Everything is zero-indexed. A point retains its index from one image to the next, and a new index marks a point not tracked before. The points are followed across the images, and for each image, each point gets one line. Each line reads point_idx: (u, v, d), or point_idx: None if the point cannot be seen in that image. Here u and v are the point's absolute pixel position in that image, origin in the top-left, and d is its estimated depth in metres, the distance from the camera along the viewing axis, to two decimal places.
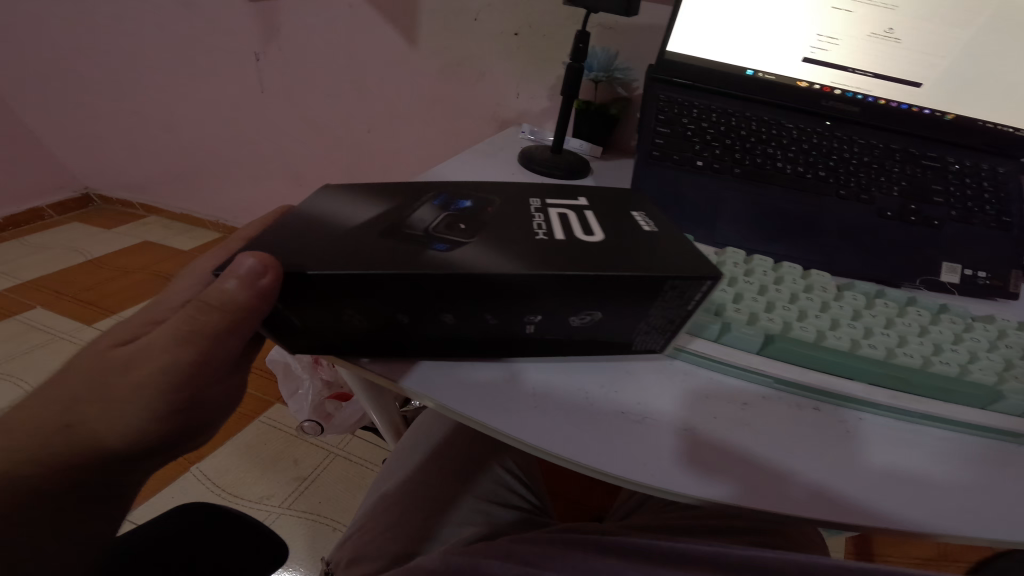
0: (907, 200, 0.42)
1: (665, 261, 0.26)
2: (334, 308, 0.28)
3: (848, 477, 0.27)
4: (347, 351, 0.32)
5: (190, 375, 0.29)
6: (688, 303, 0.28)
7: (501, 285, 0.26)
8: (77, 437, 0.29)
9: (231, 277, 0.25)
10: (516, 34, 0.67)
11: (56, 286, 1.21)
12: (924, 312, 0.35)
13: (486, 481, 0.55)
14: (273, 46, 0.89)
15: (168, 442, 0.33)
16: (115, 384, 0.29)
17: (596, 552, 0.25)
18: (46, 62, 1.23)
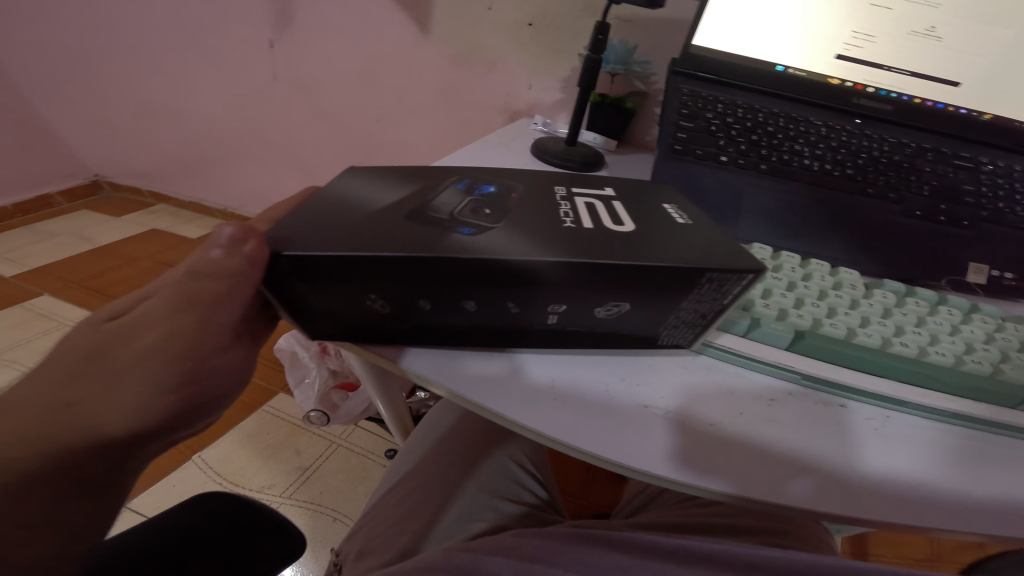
0: (936, 200, 0.42)
1: (703, 253, 0.26)
2: (359, 292, 0.28)
3: (875, 475, 0.27)
4: (369, 337, 0.32)
5: (191, 343, 0.30)
6: (725, 297, 0.27)
7: (533, 275, 0.26)
8: (75, 415, 0.29)
9: (215, 247, 0.27)
10: (530, 24, 0.66)
11: (62, 274, 1.21)
12: (955, 311, 0.34)
13: (493, 473, 0.55)
14: (285, 34, 0.88)
15: (173, 425, 0.32)
16: (118, 356, 0.30)
17: (611, 549, 0.25)
18: (55, 46, 1.22)
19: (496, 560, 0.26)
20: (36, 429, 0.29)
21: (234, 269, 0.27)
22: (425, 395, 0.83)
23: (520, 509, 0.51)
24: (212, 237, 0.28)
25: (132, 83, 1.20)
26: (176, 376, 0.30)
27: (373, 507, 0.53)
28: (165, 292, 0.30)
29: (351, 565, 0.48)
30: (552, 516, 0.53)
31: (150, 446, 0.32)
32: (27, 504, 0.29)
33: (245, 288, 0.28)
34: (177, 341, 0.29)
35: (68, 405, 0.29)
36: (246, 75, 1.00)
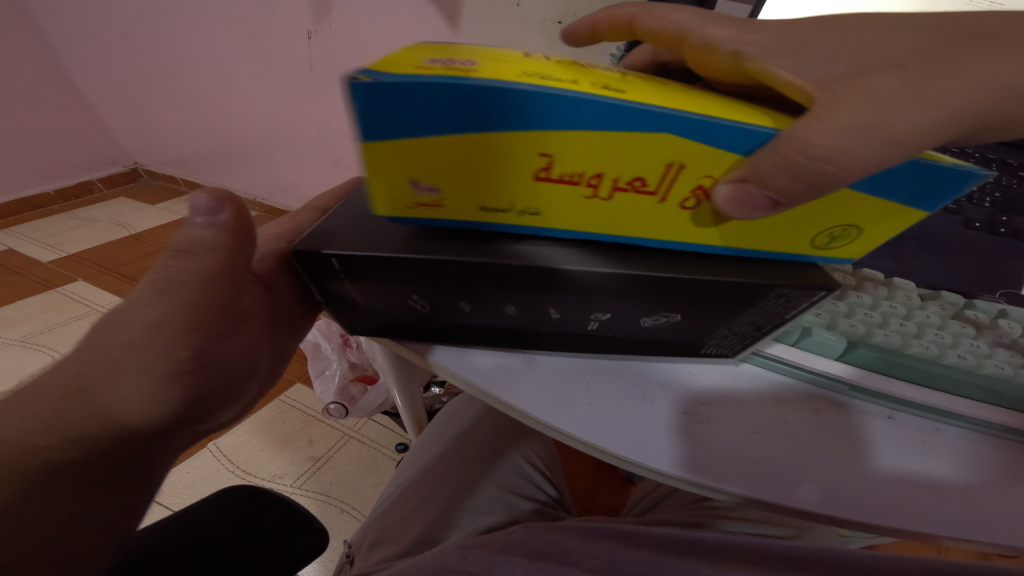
0: (997, 212, 0.40)
1: (767, 266, 0.26)
2: (403, 291, 0.28)
3: (904, 484, 0.27)
4: (406, 334, 0.33)
5: (186, 324, 0.28)
6: (790, 311, 0.28)
7: (585, 279, 0.26)
8: (99, 403, 0.29)
9: (195, 221, 0.28)
10: (560, 22, 0.66)
11: (96, 259, 1.26)
12: (1015, 325, 0.33)
13: (507, 471, 0.55)
14: (320, 27, 0.89)
15: (185, 414, 0.31)
16: (116, 348, 0.28)
17: (627, 546, 0.32)
18: (105, 38, 1.28)
19: (509, 558, 0.31)
20: (61, 419, 0.29)
21: (219, 242, 0.28)
22: (439, 391, 0.83)
23: (531, 506, 0.51)
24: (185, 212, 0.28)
25: (172, 75, 1.24)
26: (181, 360, 0.28)
27: (388, 500, 0.54)
28: (149, 274, 0.28)
29: (364, 554, 0.49)
30: (560, 513, 0.53)
31: (176, 436, 0.32)
32: (49, 499, 0.28)
33: (236, 265, 0.29)
34: (173, 326, 0.28)
35: (92, 391, 0.29)
36: (280, 69, 1.03)
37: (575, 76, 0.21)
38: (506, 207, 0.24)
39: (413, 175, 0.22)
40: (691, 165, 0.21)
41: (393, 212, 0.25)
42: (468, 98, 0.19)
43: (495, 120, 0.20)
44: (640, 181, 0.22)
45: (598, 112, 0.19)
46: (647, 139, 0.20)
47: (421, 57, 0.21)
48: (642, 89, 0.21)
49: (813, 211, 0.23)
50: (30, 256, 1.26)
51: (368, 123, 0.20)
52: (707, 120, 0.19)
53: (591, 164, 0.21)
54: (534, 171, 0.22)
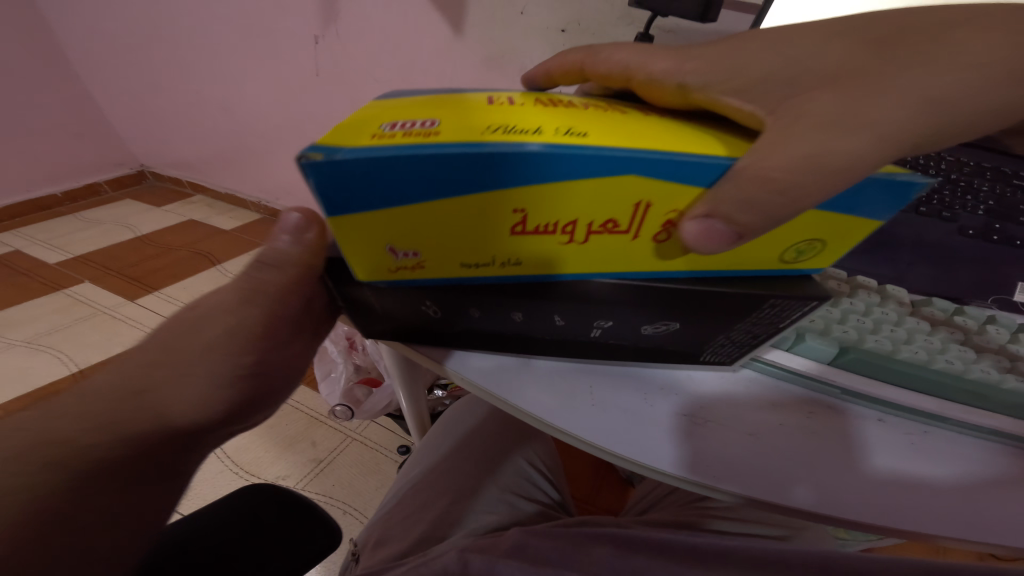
0: (991, 219, 0.41)
1: (759, 279, 0.27)
2: (417, 300, 0.29)
3: (895, 488, 0.28)
4: (418, 338, 0.34)
5: (259, 334, 0.33)
6: (782, 320, 0.29)
7: (581, 287, 0.27)
8: (154, 404, 0.33)
9: (283, 235, 0.30)
10: (564, 30, 0.67)
11: (102, 261, 1.28)
12: (1004, 330, 0.34)
13: (510, 474, 0.56)
14: (329, 31, 0.90)
15: (231, 415, 0.36)
16: (187, 350, 0.33)
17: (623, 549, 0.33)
18: (116, 41, 1.30)
19: (510, 562, 0.33)
20: (116, 419, 0.32)
21: (301, 259, 0.29)
22: (441, 393, 0.84)
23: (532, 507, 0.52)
24: (278, 224, 0.30)
25: (180, 78, 1.26)
26: (241, 365, 0.34)
27: (392, 501, 0.56)
28: (237, 283, 0.33)
29: (370, 551, 0.50)
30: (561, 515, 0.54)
31: (212, 434, 0.36)
32: (102, 486, 0.32)
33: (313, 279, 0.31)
34: (246, 333, 0.33)
35: (150, 393, 0.33)
36: (287, 73, 1.04)
37: (536, 124, 0.22)
38: (489, 259, 0.25)
39: (391, 243, 0.24)
40: (658, 202, 0.22)
41: (374, 274, 0.26)
42: (429, 167, 0.20)
43: (467, 187, 0.21)
44: (612, 223, 0.23)
45: (563, 166, 0.21)
46: (612, 181, 0.21)
47: (376, 124, 0.22)
48: (603, 129, 0.22)
49: (780, 233, 0.24)
50: (37, 258, 1.28)
51: (335, 203, 0.21)
52: (667, 158, 0.21)
53: (565, 213, 0.23)
54: (511, 225, 0.23)
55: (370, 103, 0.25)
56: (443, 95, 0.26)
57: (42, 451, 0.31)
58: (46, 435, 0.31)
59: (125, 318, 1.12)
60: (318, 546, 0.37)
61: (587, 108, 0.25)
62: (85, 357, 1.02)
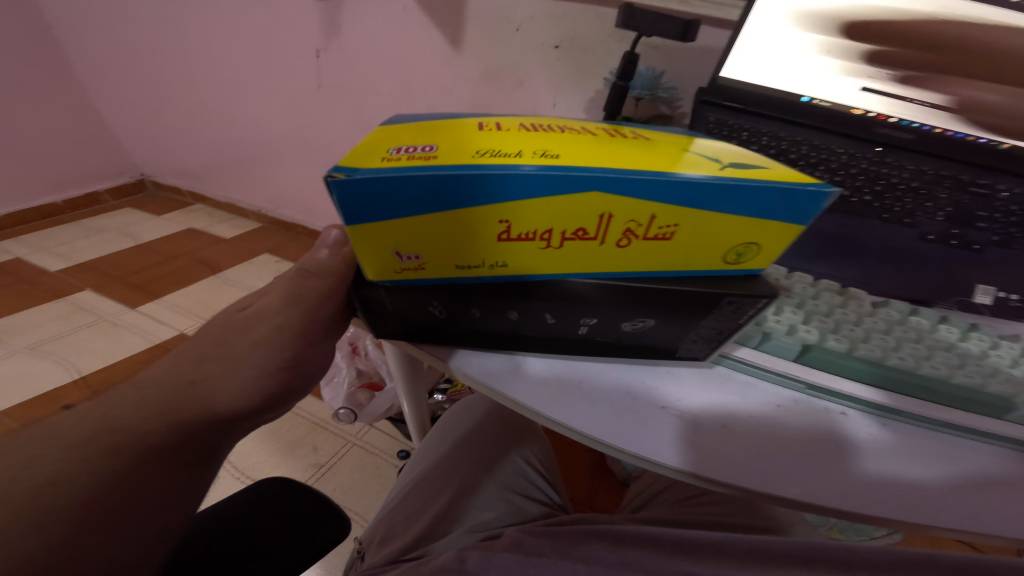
0: (950, 225, 0.44)
1: (712, 280, 0.29)
2: (423, 302, 0.31)
3: (864, 479, 0.30)
4: (421, 338, 0.36)
5: (298, 333, 0.36)
6: (740, 317, 0.31)
7: (561, 286, 0.29)
8: (205, 395, 0.36)
9: (324, 248, 0.35)
10: (557, 47, 0.71)
11: (106, 268, 1.31)
12: (954, 329, 0.36)
13: (509, 472, 0.58)
14: (332, 46, 0.94)
15: (268, 404, 0.38)
16: (237, 344, 0.37)
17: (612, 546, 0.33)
18: (123, 55, 1.34)
19: (504, 557, 0.34)
20: (171, 407, 0.36)
21: (337, 267, 0.34)
22: (441, 397, 0.87)
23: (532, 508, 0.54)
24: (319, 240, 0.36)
25: (185, 90, 1.30)
26: (283, 359, 0.37)
27: (395, 499, 0.57)
28: (283, 286, 0.37)
29: (376, 549, 0.52)
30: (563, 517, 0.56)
31: (242, 425, 0.39)
32: (148, 472, 0.34)
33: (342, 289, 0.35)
34: (289, 331, 0.36)
35: (202, 385, 0.37)
36: (290, 85, 1.07)
37: (518, 148, 0.26)
38: (479, 262, 0.28)
39: (396, 248, 0.27)
40: (619, 213, 0.25)
41: (379, 276, 0.29)
42: (425, 181, 0.23)
43: (458, 202, 0.24)
44: (584, 231, 0.26)
45: (535, 184, 0.24)
46: (578, 198, 0.24)
47: (384, 147, 0.25)
48: (573, 151, 0.26)
49: (709, 232, 0.26)
50: (39, 266, 1.31)
51: (348, 208, 0.24)
52: (625, 177, 0.24)
53: (543, 222, 0.25)
54: (497, 234, 0.26)
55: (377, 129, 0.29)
56: (439, 122, 0.30)
57: (104, 440, 0.34)
58: (108, 424, 0.35)
59: (128, 324, 1.14)
60: (321, 540, 0.38)
61: (561, 134, 0.28)
62: (88, 364, 1.04)
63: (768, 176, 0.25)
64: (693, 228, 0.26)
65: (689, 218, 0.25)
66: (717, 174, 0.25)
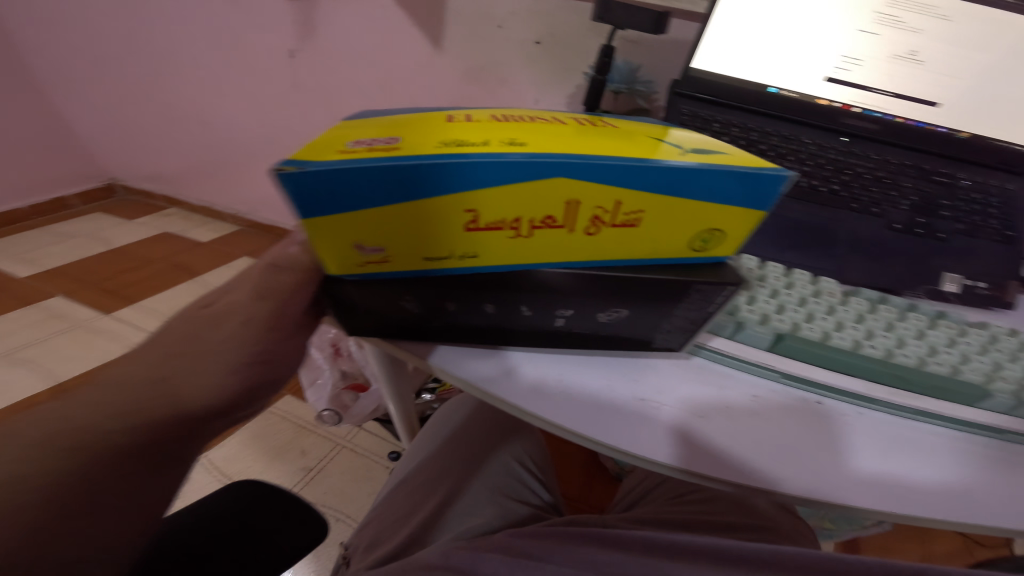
0: (915, 214, 0.45)
1: (676, 267, 0.29)
2: (394, 296, 0.30)
3: (852, 470, 0.30)
4: (397, 333, 0.35)
5: (263, 328, 0.33)
6: (711, 306, 0.30)
7: (532, 277, 0.28)
8: (171, 390, 0.32)
9: (295, 244, 0.33)
10: (539, 43, 0.70)
11: (78, 274, 1.26)
12: (923, 317, 0.37)
13: (500, 472, 0.57)
14: (307, 45, 0.91)
15: (241, 402, 0.34)
16: (207, 338, 0.33)
17: (598, 547, 0.31)
18: (83, 54, 1.28)
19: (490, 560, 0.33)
20: (131, 403, 0.31)
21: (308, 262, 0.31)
22: (430, 397, 0.86)
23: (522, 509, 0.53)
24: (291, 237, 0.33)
25: (152, 91, 1.25)
26: (249, 354, 0.33)
27: (382, 501, 0.56)
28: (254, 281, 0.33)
29: (361, 555, 0.51)
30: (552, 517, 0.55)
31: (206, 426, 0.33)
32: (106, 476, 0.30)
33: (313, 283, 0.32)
34: (261, 322, 0.32)
35: (169, 380, 0.32)
36: (265, 85, 1.04)
37: (484, 137, 0.25)
38: (448, 253, 0.27)
39: (357, 240, 0.26)
40: (586, 199, 0.24)
41: (342, 270, 0.28)
42: (383, 169, 0.22)
43: (421, 192, 0.23)
44: (552, 219, 0.25)
45: (499, 171, 0.23)
46: (543, 184, 0.24)
47: (343, 138, 0.25)
48: (541, 139, 0.25)
49: (678, 219, 0.26)
50: (5, 273, 1.25)
51: (301, 201, 0.23)
52: (591, 162, 0.23)
53: (511, 211, 0.25)
54: (463, 224, 0.25)
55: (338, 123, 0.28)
56: (402, 116, 0.29)
57: (46, 441, 0.29)
58: (51, 423, 0.29)
59: (102, 331, 1.10)
60: (298, 543, 0.38)
61: (529, 123, 0.28)
62: (57, 370, 0.99)
63: (727, 161, 0.25)
64: (661, 214, 0.26)
65: (656, 205, 0.25)
66: (681, 160, 0.24)
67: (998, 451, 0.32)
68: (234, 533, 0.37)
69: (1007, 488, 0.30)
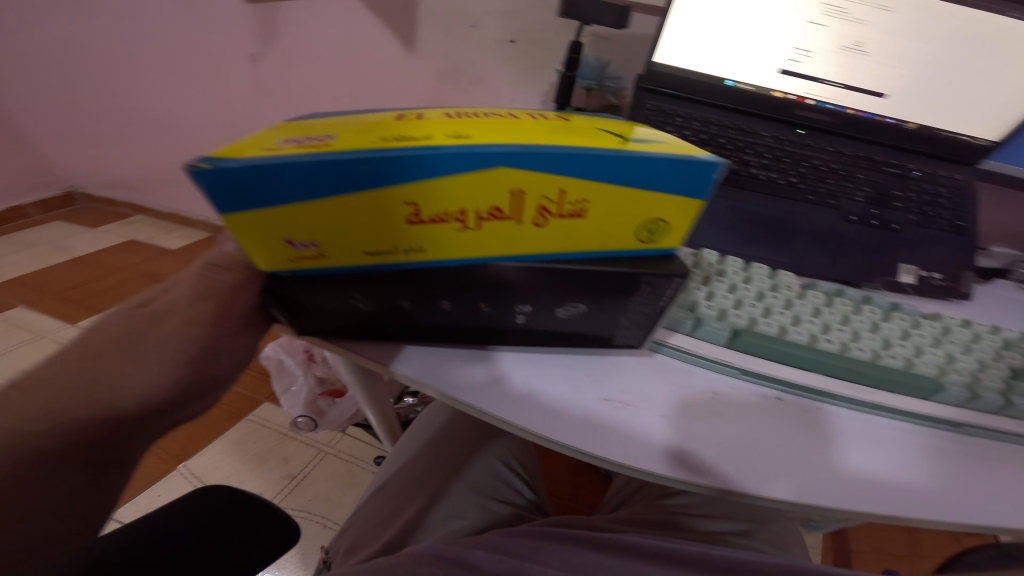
0: (870, 206, 0.46)
1: (625, 259, 0.28)
2: (344, 294, 0.29)
3: (845, 472, 0.30)
4: (353, 333, 0.34)
5: (210, 325, 0.30)
6: (661, 299, 0.30)
7: (481, 271, 0.27)
8: (105, 384, 0.29)
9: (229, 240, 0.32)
10: (513, 41, 0.69)
11: (39, 284, 1.20)
12: (877, 310, 0.37)
13: (483, 475, 0.54)
14: (271, 49, 0.88)
15: (185, 403, 0.31)
16: (148, 337, 0.31)
17: (590, 549, 0.33)
18: (28, 57, 1.20)
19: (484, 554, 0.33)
20: (53, 400, 0.28)
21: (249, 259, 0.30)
22: (412, 401, 0.83)
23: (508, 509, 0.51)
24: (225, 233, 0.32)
25: (106, 95, 1.18)
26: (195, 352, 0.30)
27: (363, 505, 0.54)
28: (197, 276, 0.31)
29: (341, 561, 0.49)
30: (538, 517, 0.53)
31: (145, 427, 0.30)
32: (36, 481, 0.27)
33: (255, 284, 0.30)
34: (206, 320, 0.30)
35: (102, 375, 0.29)
36: (227, 88, 1.00)
37: (428, 131, 0.24)
38: (391, 248, 0.26)
39: (288, 236, 0.25)
40: (529, 188, 0.24)
41: (274, 265, 0.27)
42: (311, 162, 0.22)
43: (358, 184, 0.23)
44: (498, 211, 0.25)
45: (440, 162, 0.22)
46: (483, 175, 0.23)
47: (268, 139, 0.24)
48: (485, 132, 0.24)
49: (625, 210, 0.26)
50: None
51: (223, 195, 0.22)
52: (531, 150, 0.23)
53: (454, 202, 0.24)
54: (406, 217, 0.24)
55: (285, 124, 0.28)
56: (352, 116, 0.29)
57: None
58: None
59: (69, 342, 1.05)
60: (270, 548, 0.35)
61: (476, 118, 0.27)
62: None
63: (661, 149, 0.25)
64: (606, 204, 0.25)
65: (600, 193, 0.25)
66: (622, 147, 0.24)
67: (954, 444, 0.33)
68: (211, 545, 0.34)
69: (963, 481, 0.30)
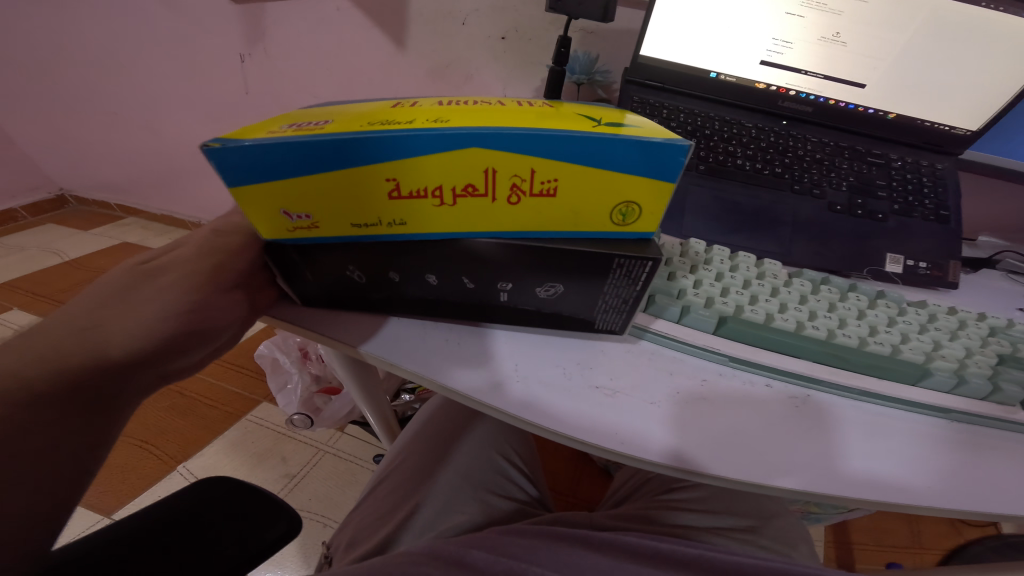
0: (853, 195, 0.47)
1: (604, 241, 0.28)
2: (339, 263, 0.30)
3: (846, 462, 0.30)
4: (344, 305, 0.35)
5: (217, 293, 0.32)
6: (637, 283, 0.30)
7: (460, 245, 0.28)
8: (95, 332, 0.29)
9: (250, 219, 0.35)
10: (503, 38, 0.69)
11: (31, 287, 1.19)
12: (864, 297, 0.38)
13: (484, 471, 0.54)
14: (260, 47, 0.87)
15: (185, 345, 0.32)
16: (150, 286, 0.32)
17: (581, 548, 0.33)
18: (11, 58, 1.18)
19: (480, 554, 0.32)
20: (48, 349, 0.28)
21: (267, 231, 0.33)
22: (409, 397, 0.83)
23: (510, 505, 0.51)
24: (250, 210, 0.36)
25: (94, 95, 1.17)
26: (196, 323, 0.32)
27: (364, 499, 0.54)
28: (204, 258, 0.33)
29: (341, 557, 0.48)
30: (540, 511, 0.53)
31: (136, 375, 0.30)
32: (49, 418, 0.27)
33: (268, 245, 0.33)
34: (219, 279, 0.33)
35: (90, 326, 0.29)
36: (217, 88, 1.00)
37: (411, 116, 0.25)
38: (375, 220, 0.27)
39: (283, 206, 0.26)
40: (501, 166, 0.24)
41: (274, 236, 0.28)
42: (304, 141, 0.23)
43: (344, 161, 0.24)
44: (474, 188, 0.25)
45: (419, 142, 0.23)
46: (460, 154, 0.24)
47: (276, 123, 0.26)
48: (464, 116, 0.25)
49: (598, 190, 0.26)
50: None
51: (232, 168, 0.24)
52: (502, 131, 0.23)
53: (432, 178, 0.25)
54: (387, 192, 0.25)
55: (295, 111, 0.29)
56: (352, 104, 0.30)
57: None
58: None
59: None
60: (261, 545, 0.32)
61: (459, 105, 0.28)
62: None
63: (633, 132, 0.25)
64: (577, 184, 0.25)
65: (570, 173, 0.25)
66: (592, 129, 0.24)
67: (940, 428, 0.33)
68: (204, 543, 0.31)
69: (951, 466, 0.31)
